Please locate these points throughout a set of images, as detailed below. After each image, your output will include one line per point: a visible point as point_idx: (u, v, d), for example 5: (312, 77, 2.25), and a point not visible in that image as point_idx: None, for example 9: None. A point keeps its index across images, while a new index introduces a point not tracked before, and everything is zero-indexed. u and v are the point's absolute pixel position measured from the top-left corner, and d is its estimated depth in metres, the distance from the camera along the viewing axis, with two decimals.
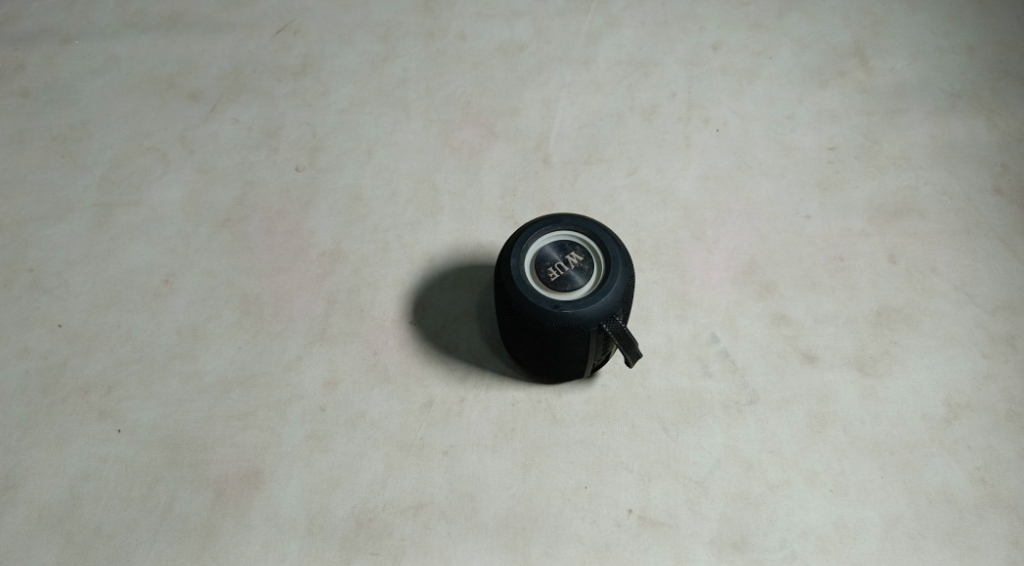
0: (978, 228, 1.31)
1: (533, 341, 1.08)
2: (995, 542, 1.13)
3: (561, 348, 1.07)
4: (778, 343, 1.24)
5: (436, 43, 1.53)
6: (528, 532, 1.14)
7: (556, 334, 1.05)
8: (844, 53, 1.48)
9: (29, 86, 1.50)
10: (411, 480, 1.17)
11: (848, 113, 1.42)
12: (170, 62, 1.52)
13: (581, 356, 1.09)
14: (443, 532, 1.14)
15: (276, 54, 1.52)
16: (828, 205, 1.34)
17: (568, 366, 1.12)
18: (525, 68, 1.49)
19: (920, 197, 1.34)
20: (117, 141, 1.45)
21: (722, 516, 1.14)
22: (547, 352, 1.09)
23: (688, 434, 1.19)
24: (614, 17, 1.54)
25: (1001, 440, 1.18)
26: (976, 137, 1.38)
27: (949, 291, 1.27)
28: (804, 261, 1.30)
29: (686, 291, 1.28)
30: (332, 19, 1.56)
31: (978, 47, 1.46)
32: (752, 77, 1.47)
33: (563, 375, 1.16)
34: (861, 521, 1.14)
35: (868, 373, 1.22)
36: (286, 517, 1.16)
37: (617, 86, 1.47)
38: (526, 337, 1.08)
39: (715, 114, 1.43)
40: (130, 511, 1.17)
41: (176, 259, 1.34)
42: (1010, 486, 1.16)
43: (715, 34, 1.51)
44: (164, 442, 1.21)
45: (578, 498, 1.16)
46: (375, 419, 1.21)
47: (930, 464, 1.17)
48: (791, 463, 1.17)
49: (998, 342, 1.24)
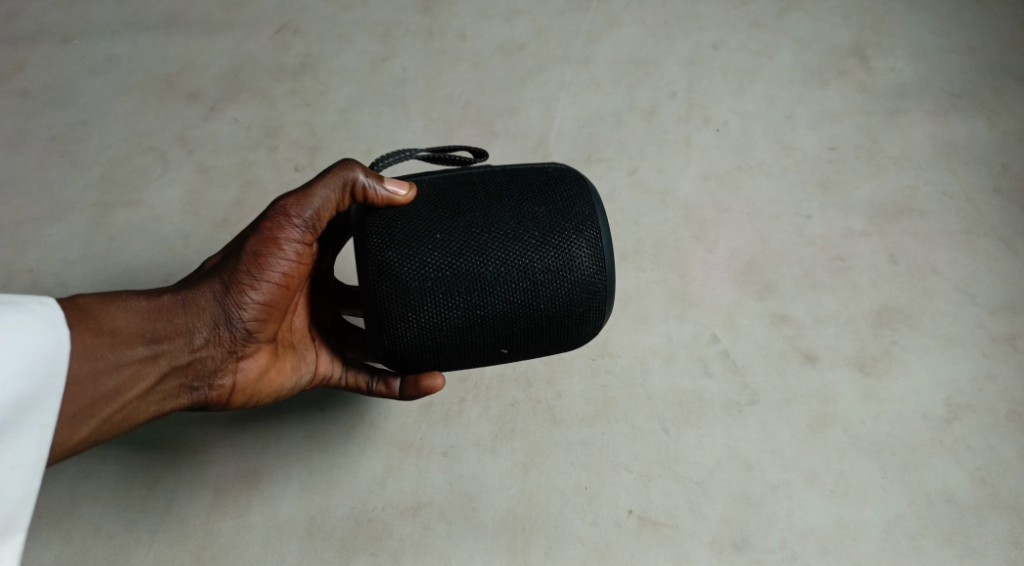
0: (978, 229, 1.31)
1: (426, 259, 0.89)
2: (995, 541, 1.15)
3: (420, 226, 0.90)
4: (778, 343, 1.25)
5: (435, 42, 1.50)
6: (527, 533, 1.15)
7: (394, 241, 0.89)
8: (844, 53, 1.45)
9: (28, 86, 1.49)
10: (411, 480, 1.17)
11: (849, 113, 1.40)
12: (170, 61, 1.50)
13: (473, 177, 0.94)
14: (443, 532, 1.15)
15: (275, 54, 1.50)
16: (828, 205, 1.34)
17: (483, 230, 0.89)
18: (525, 66, 1.46)
19: (920, 197, 1.34)
20: (117, 141, 1.44)
21: (722, 516, 1.16)
22: (446, 244, 0.89)
23: (688, 433, 1.19)
24: (614, 17, 1.50)
25: (1001, 439, 1.19)
26: (976, 137, 1.37)
27: (949, 292, 1.27)
28: (805, 261, 1.30)
29: (685, 291, 1.28)
30: (331, 18, 1.53)
31: (977, 46, 1.43)
32: (752, 76, 1.43)
33: (509, 248, 0.89)
34: (862, 521, 1.16)
35: (868, 373, 1.23)
36: (285, 517, 1.17)
37: (616, 85, 1.44)
38: (421, 270, 0.88)
39: (715, 114, 1.41)
40: (129, 511, 1.17)
41: (176, 259, 1.34)
42: (1009, 486, 1.17)
43: (715, 34, 1.47)
44: (163, 442, 1.20)
45: (578, 499, 1.16)
46: (375, 419, 1.20)
47: (930, 464, 1.18)
48: (790, 463, 1.18)
49: (998, 342, 1.24)
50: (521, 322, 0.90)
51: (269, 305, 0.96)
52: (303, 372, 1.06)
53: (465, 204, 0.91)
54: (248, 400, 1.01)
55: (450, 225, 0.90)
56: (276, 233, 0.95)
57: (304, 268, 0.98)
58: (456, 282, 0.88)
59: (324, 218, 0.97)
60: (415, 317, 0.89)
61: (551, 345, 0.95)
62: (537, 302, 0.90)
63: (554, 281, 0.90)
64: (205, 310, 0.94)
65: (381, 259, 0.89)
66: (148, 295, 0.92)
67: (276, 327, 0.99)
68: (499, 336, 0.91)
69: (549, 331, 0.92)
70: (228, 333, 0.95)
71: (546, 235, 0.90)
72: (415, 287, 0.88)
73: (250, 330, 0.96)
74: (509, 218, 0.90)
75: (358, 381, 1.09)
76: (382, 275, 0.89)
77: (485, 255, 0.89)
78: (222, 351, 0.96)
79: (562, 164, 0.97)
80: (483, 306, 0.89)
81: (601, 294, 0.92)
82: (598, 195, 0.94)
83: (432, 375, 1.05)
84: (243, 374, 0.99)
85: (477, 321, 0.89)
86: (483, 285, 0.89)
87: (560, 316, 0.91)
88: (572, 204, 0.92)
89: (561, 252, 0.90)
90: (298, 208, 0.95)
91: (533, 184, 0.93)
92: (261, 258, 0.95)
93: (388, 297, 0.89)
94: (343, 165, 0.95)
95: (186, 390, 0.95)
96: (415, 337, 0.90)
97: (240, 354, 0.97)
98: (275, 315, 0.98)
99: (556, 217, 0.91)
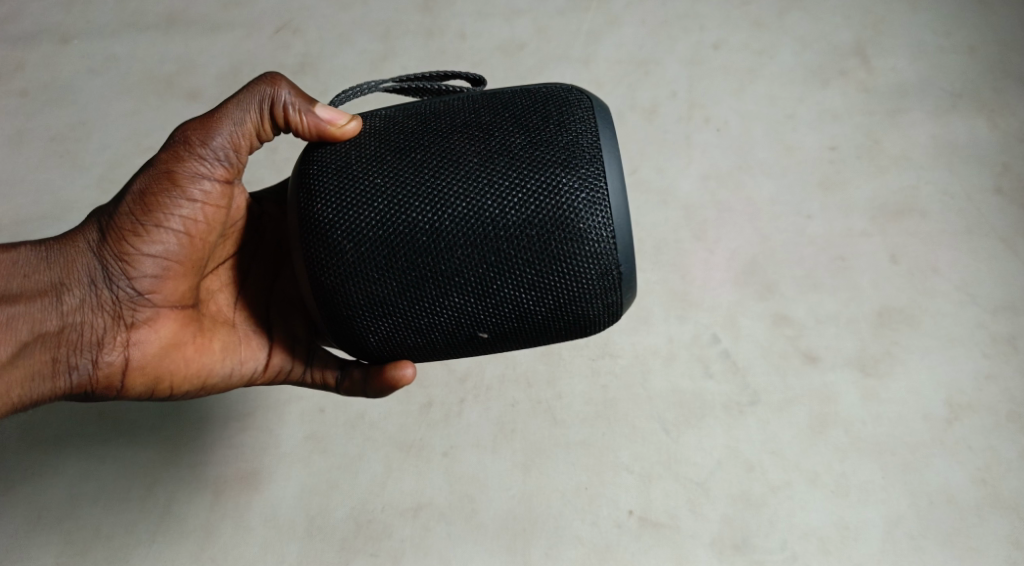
0: (979, 228, 1.30)
1: (369, 210, 0.75)
2: (996, 542, 1.15)
3: (365, 170, 0.76)
4: (778, 344, 1.24)
5: (435, 42, 1.49)
6: (527, 533, 1.14)
7: (333, 191, 0.76)
8: (845, 53, 1.44)
9: (28, 86, 1.49)
10: (411, 481, 1.17)
11: (850, 114, 1.40)
12: (170, 61, 1.50)
13: (439, 108, 0.79)
14: (442, 533, 1.15)
15: (275, 54, 1.50)
16: (828, 205, 1.33)
17: (440, 171, 0.75)
18: (525, 66, 1.46)
19: (921, 197, 1.33)
20: (116, 141, 1.44)
21: (723, 517, 1.16)
22: (393, 190, 0.75)
23: (689, 434, 1.19)
24: (614, 16, 1.49)
25: (1002, 440, 1.19)
26: (977, 137, 1.36)
27: (950, 292, 1.27)
28: (806, 261, 1.30)
29: (686, 291, 1.27)
30: (331, 17, 1.52)
31: (978, 46, 1.42)
32: (752, 76, 1.43)
33: (473, 192, 0.74)
34: (862, 522, 1.16)
35: (869, 373, 1.23)
36: (285, 517, 1.16)
37: (617, 85, 1.43)
38: (361, 224, 0.75)
39: (716, 114, 1.40)
40: (129, 512, 1.17)
41: None
42: (1010, 486, 1.17)
43: (716, 33, 1.46)
44: (163, 443, 1.19)
45: (579, 500, 1.16)
46: (374, 419, 1.20)
47: (930, 464, 1.18)
48: (791, 463, 1.18)
49: (999, 343, 1.24)
50: (500, 285, 0.74)
51: (165, 255, 0.82)
52: (236, 357, 0.91)
53: (423, 140, 0.76)
54: (155, 384, 0.85)
55: (401, 169, 0.75)
56: (173, 166, 0.82)
57: (214, 214, 0.85)
58: (405, 237, 0.74)
59: (238, 148, 0.85)
60: (364, 286, 0.75)
61: (546, 314, 0.76)
62: (518, 261, 0.73)
63: (538, 232, 0.73)
64: (80, 263, 0.81)
65: (315, 216, 0.76)
66: (11, 254, 0.80)
67: (183, 289, 0.85)
68: (471, 303, 0.75)
69: (541, 299, 0.75)
70: (115, 291, 0.81)
71: (526, 173, 0.73)
72: (359, 247, 0.75)
73: (140, 289, 0.82)
74: (478, 156, 0.75)
75: (326, 379, 0.95)
76: (318, 235, 0.75)
77: (445, 204, 0.74)
78: (109, 315, 0.81)
79: (556, 86, 0.80)
80: (445, 266, 0.74)
81: (607, 246, 0.73)
82: (600, 119, 0.76)
83: (400, 365, 0.84)
84: (140, 346, 0.83)
85: (441, 285, 0.74)
86: (443, 241, 0.74)
87: (553, 278, 0.74)
88: (558, 133, 0.75)
89: (544, 190, 0.73)
90: (202, 135, 0.82)
91: (511, 110, 0.77)
92: (151, 196, 0.81)
93: (325, 260, 0.75)
94: (260, 82, 0.84)
95: (61, 369, 0.79)
96: (365, 311, 0.76)
97: (133, 320, 0.82)
98: (178, 271, 0.84)
99: (540, 150, 0.74)
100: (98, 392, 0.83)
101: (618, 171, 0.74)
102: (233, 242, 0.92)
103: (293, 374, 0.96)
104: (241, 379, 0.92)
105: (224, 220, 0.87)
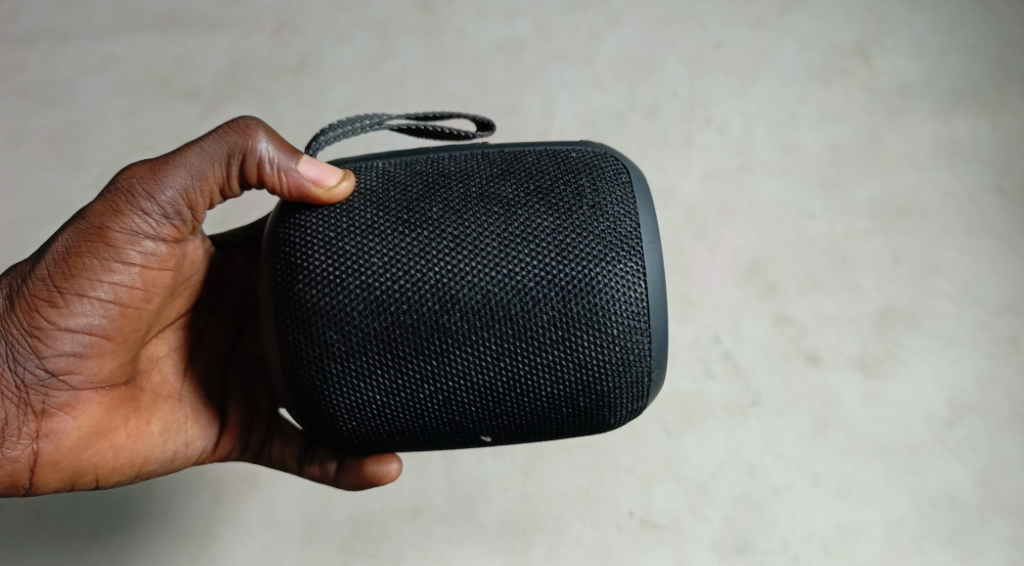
0: (980, 229, 1.30)
1: (367, 296, 0.70)
2: (996, 543, 1.14)
3: (360, 246, 0.71)
4: (779, 344, 1.24)
5: (434, 41, 1.48)
6: (528, 534, 1.14)
7: (322, 267, 0.71)
8: (847, 53, 1.43)
9: (27, 86, 1.48)
10: (411, 482, 1.16)
11: (851, 113, 1.39)
12: (168, 61, 1.49)
13: (448, 168, 0.74)
14: (442, 536, 1.14)
15: (273, 53, 1.49)
16: (831, 205, 1.33)
17: (451, 255, 0.70)
18: (525, 66, 1.45)
19: (922, 197, 1.33)
20: (115, 141, 1.43)
21: (724, 517, 1.15)
22: (396, 274, 0.70)
23: (689, 435, 1.19)
24: (615, 15, 1.48)
25: (1004, 441, 1.18)
26: (978, 137, 1.35)
27: (951, 293, 1.27)
28: (807, 261, 1.29)
29: (687, 291, 1.27)
30: (329, 17, 1.51)
31: (980, 45, 1.41)
32: (754, 76, 1.42)
33: (488, 284, 0.69)
34: (864, 523, 1.15)
35: (870, 374, 1.22)
36: (285, 520, 1.16)
37: (617, 85, 1.43)
38: (359, 312, 0.70)
39: (717, 114, 1.39)
40: (128, 512, 1.14)
41: None
42: (1012, 487, 1.16)
43: (718, 32, 1.45)
44: None
45: (579, 501, 1.15)
46: None
47: (932, 466, 1.18)
48: (793, 465, 1.18)
49: (1000, 343, 1.23)
50: (516, 389, 0.70)
51: (88, 330, 0.78)
52: (176, 438, 0.87)
53: (434, 215, 0.71)
54: (76, 476, 0.81)
55: (407, 247, 0.70)
56: (106, 223, 0.77)
57: (154, 277, 0.82)
58: (409, 330, 0.69)
59: (193, 204, 0.80)
60: (361, 381, 0.71)
61: (557, 418, 0.73)
62: (540, 363, 0.70)
63: (564, 334, 0.69)
64: None
65: (308, 299, 0.70)
66: None
67: (110, 367, 0.81)
68: (479, 405, 0.71)
69: (561, 403, 0.71)
70: (23, 374, 0.76)
71: (554, 264, 0.69)
72: (360, 339, 0.70)
73: (54, 371, 0.77)
74: (500, 240, 0.70)
75: (287, 462, 0.95)
76: (312, 323, 0.70)
77: (462, 296, 0.69)
78: (16, 402, 0.76)
79: (585, 150, 0.75)
80: (458, 366, 0.70)
81: (641, 353, 0.71)
82: (640, 196, 0.72)
83: (384, 461, 0.86)
84: (53, 438, 0.78)
85: (452, 386, 0.70)
86: (457, 339, 0.69)
87: (576, 381, 0.71)
88: (586, 216, 0.71)
89: (569, 285, 0.69)
90: (149, 186, 0.78)
91: (537, 181, 0.72)
92: (76, 260, 0.77)
93: (316, 345, 0.70)
94: (233, 132, 0.79)
95: None
96: (361, 405, 0.72)
97: (45, 407, 0.78)
98: (104, 348, 0.80)
99: (571, 236, 0.70)
100: (4, 491, 0.78)
101: (659, 265, 0.71)
102: (181, 302, 0.89)
103: (245, 454, 0.94)
104: (185, 460, 0.89)
105: (164, 285, 0.83)
